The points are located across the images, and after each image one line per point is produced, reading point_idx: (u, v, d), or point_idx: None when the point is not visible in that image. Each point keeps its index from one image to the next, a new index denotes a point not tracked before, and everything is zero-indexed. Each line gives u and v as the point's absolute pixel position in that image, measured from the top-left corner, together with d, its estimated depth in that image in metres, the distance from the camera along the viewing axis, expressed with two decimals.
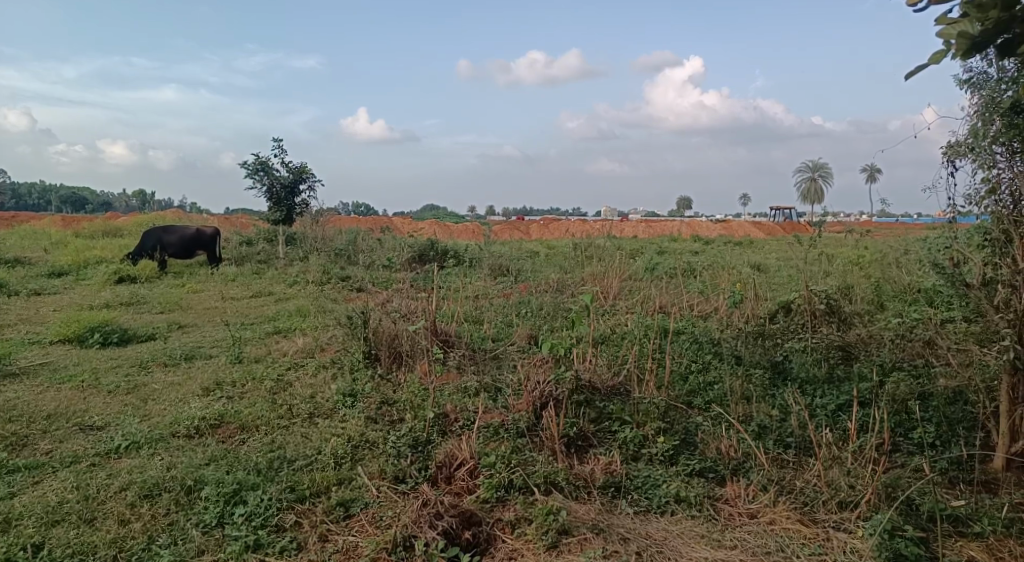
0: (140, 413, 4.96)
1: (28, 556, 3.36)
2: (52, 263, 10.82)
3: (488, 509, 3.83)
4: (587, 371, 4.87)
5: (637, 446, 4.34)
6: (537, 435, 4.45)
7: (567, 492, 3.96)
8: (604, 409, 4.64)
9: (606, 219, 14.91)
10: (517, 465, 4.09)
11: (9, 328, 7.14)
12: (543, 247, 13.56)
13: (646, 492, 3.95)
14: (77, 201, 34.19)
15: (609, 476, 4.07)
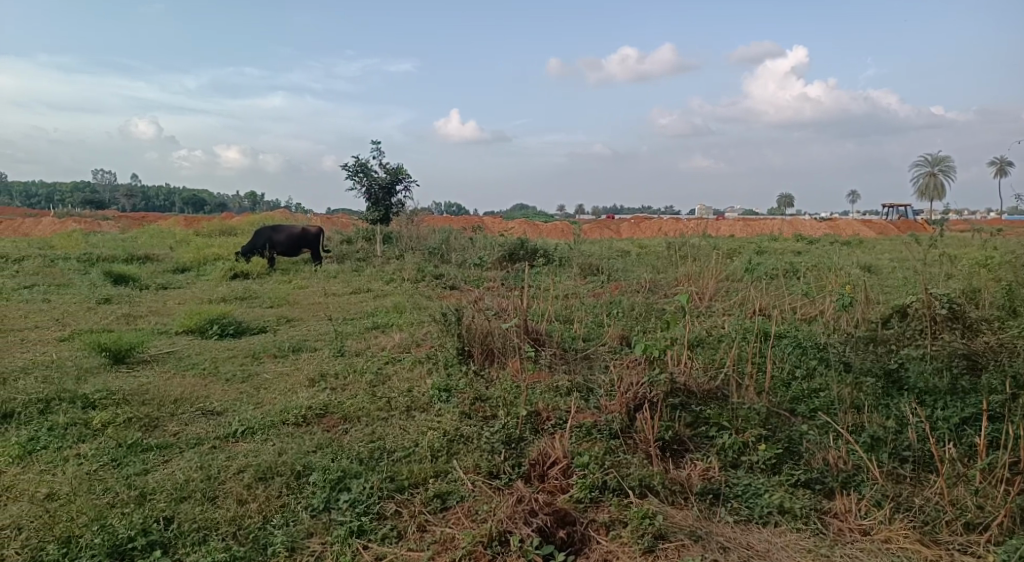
0: (254, 400, 5.26)
1: (160, 528, 3.63)
2: (175, 260, 11.61)
3: (582, 509, 3.84)
4: (683, 372, 4.78)
5: (737, 453, 4.23)
6: (631, 437, 4.42)
7: (663, 497, 3.91)
8: (701, 413, 4.54)
9: (704, 217, 14.52)
10: (611, 467, 4.08)
11: (140, 318, 7.72)
12: (636, 246, 13.38)
13: (747, 502, 3.85)
14: (195, 203, 36.55)
15: (707, 483, 3.99)
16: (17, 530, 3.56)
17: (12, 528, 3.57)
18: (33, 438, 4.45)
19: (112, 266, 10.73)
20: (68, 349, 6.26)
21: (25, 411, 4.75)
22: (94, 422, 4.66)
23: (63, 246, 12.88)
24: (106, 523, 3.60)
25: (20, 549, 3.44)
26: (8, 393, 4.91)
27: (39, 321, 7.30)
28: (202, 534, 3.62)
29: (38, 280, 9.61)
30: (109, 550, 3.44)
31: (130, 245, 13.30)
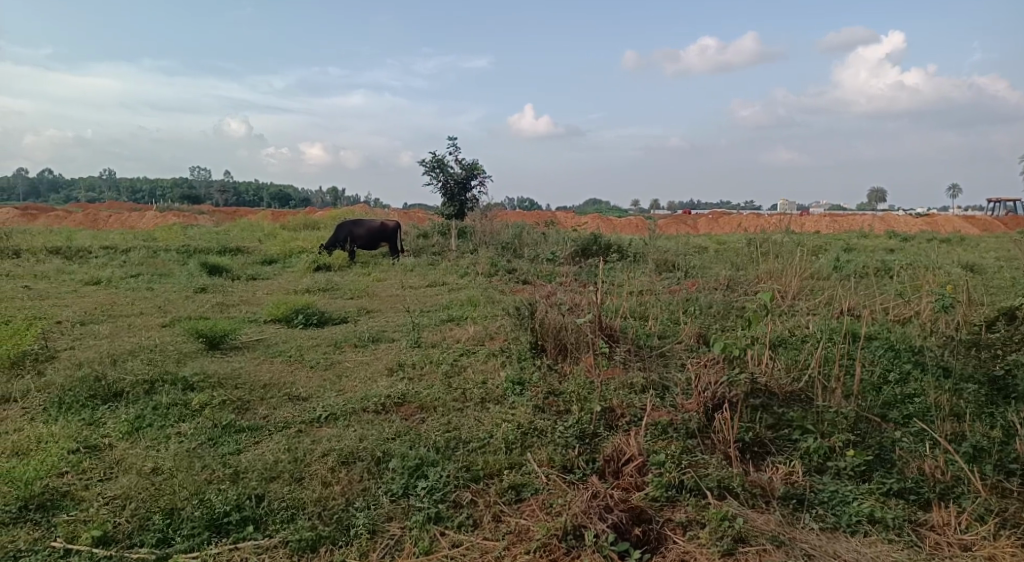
0: (337, 387, 5.45)
1: (253, 505, 3.81)
2: (263, 252, 12.11)
3: (658, 508, 3.80)
4: (764, 373, 4.67)
5: (822, 458, 4.11)
6: (708, 437, 4.33)
7: (743, 500, 3.83)
8: (784, 416, 4.42)
9: (789, 212, 14.05)
10: (688, 467, 4.03)
11: (231, 307, 8.10)
12: (714, 243, 13.08)
13: (834, 509, 3.74)
14: (280, 197, 37.94)
15: (790, 487, 3.89)
16: (127, 500, 3.80)
17: (122, 498, 3.82)
18: (139, 416, 4.74)
19: (207, 257, 11.28)
20: (169, 335, 6.63)
21: (132, 391, 5.06)
22: (192, 403, 4.93)
23: (163, 238, 13.63)
24: (204, 498, 3.81)
25: (129, 517, 3.68)
26: (117, 373, 5.24)
27: (142, 308, 7.75)
28: (290, 513, 3.78)
29: (141, 270, 10.20)
30: (208, 523, 3.66)
31: (222, 238, 13.94)
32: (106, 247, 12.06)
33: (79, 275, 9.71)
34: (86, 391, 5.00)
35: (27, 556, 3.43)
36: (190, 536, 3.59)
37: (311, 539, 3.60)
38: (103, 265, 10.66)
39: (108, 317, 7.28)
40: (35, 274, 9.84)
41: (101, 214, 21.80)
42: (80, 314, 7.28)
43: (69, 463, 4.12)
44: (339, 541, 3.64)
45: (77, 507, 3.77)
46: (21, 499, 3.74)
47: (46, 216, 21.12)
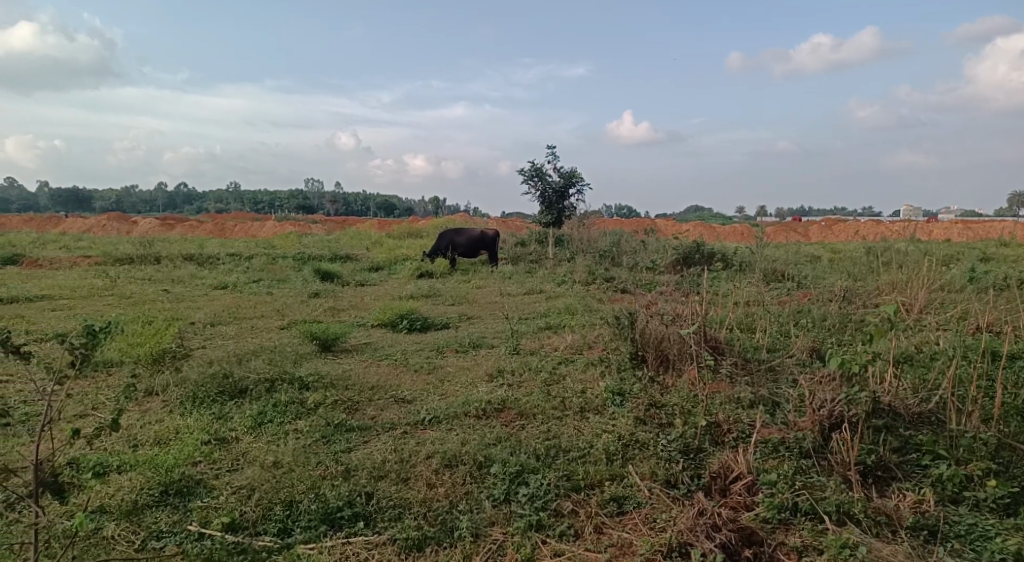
0: (440, 391, 5.59)
1: (363, 502, 3.96)
2: (370, 259, 12.60)
3: (769, 530, 3.67)
4: (889, 392, 4.45)
5: (957, 487, 3.87)
6: (824, 458, 4.17)
7: (866, 527, 3.65)
8: (911, 440, 4.20)
9: (914, 219, 13.23)
10: (802, 488, 3.88)
11: (342, 311, 8.47)
12: (829, 251, 12.46)
13: (972, 544, 3.51)
14: (386, 207, 39.26)
15: (920, 517, 3.68)
16: (251, 491, 4.04)
17: (247, 488, 4.06)
18: (261, 413, 5.03)
19: (319, 264, 11.85)
20: (286, 336, 7.02)
21: (255, 388, 5.38)
22: (308, 402, 5.19)
23: (280, 246, 14.41)
24: (319, 493, 4.00)
25: (254, 507, 3.90)
26: (242, 370, 5.58)
27: (263, 311, 8.23)
28: (397, 512, 3.91)
29: (261, 275, 10.83)
30: (322, 517, 3.84)
31: (333, 246, 14.60)
32: (231, 254, 12.88)
33: (208, 280, 10.42)
34: (216, 387, 5.36)
35: (168, 537, 3.70)
36: (307, 529, 3.78)
37: (417, 539, 3.71)
38: (229, 271, 11.40)
39: (233, 319, 7.77)
40: (170, 278, 10.64)
41: (229, 224, 23.32)
42: (210, 316, 7.81)
43: (202, 453, 4.43)
44: (444, 542, 3.73)
45: (208, 494, 4.03)
46: (161, 484, 4.06)
47: (180, 225, 22.85)
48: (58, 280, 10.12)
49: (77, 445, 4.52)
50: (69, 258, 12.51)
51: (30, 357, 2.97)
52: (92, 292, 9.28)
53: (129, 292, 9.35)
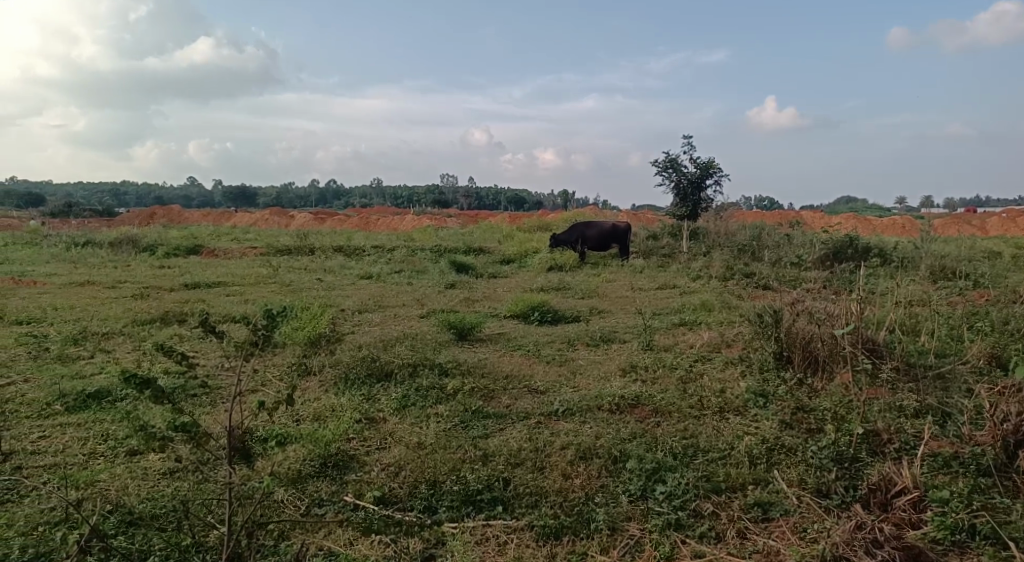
0: (573, 383, 5.61)
1: (500, 488, 4.05)
2: (501, 252, 12.82)
3: (940, 552, 3.38)
4: None
5: None
6: (1009, 477, 3.80)
7: None
8: None
9: None
10: (981, 509, 3.52)
11: (476, 302, 8.68)
12: (1009, 248, 11.28)
13: None
14: (517, 201, 39.75)
15: None
16: (399, 469, 4.23)
17: (395, 466, 4.26)
18: (405, 396, 5.26)
19: (455, 256, 12.20)
20: (426, 325, 7.29)
21: (400, 372, 5.63)
22: (447, 388, 5.38)
23: (418, 239, 14.98)
24: (460, 476, 4.14)
25: (400, 484, 4.08)
26: (388, 356, 5.87)
27: (404, 300, 8.57)
28: (534, 499, 3.96)
29: (401, 266, 11.31)
30: (463, 498, 3.97)
31: (467, 238, 14.98)
32: (375, 246, 13.53)
33: (354, 270, 11.01)
34: (364, 370, 5.65)
35: (328, 506, 3.94)
36: (450, 509, 3.91)
37: (554, 527, 3.74)
38: (372, 261, 11.99)
39: (378, 307, 8.15)
40: (323, 268, 11.33)
41: (372, 218, 24.52)
42: (358, 303, 8.26)
43: (354, 431, 4.70)
44: (581, 533, 3.73)
45: (361, 469, 4.27)
46: (320, 456, 4.33)
47: (329, 219, 24.33)
48: (228, 269, 11.06)
49: (250, 415, 4.91)
50: (238, 249, 13.64)
51: (224, 335, 3.23)
52: (258, 279, 10.06)
53: (288, 280, 10.04)
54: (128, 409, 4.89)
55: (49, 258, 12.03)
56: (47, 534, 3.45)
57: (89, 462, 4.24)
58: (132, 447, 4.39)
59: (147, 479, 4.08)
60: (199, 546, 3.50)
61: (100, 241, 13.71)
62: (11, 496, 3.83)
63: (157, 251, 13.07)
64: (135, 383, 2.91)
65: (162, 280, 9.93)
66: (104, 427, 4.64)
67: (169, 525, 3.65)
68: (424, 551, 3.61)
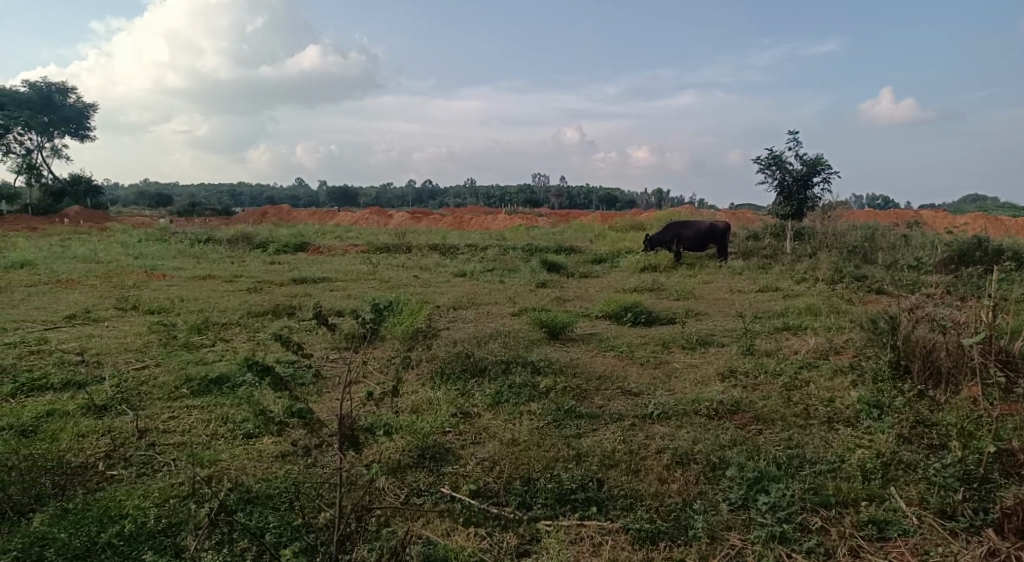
0: (668, 386, 5.48)
1: (594, 488, 4.00)
2: (593, 252, 12.71)
3: None
4: None
5: None
6: None
7: None
8: None
9: None
10: None
11: (568, 301, 8.63)
12: None
13: None
14: (611, 200, 39.34)
15: None
16: (494, 463, 4.24)
17: (490, 461, 4.27)
18: (498, 392, 5.28)
19: (548, 255, 12.20)
20: (518, 323, 7.30)
21: (493, 368, 5.67)
22: (540, 386, 5.36)
23: (511, 238, 15.08)
24: (554, 474, 4.11)
25: (495, 479, 4.09)
26: (482, 352, 5.91)
27: (497, 298, 8.62)
28: (629, 501, 3.89)
29: (494, 264, 11.40)
30: (556, 496, 3.94)
31: (559, 237, 14.96)
32: (468, 245, 13.70)
33: (448, 268, 11.19)
34: (459, 365, 5.70)
35: (426, 495, 3.99)
36: (545, 506, 3.89)
37: (650, 531, 3.65)
38: (466, 260, 12.14)
39: (472, 305, 8.23)
40: (419, 265, 11.57)
41: (465, 217, 24.90)
42: (452, 300, 8.37)
43: (450, 424, 4.77)
44: (678, 539, 3.62)
45: (456, 462, 4.30)
46: (418, 448, 4.39)
47: (425, 218, 24.83)
48: (332, 265, 11.47)
49: (354, 405, 5.05)
50: (341, 246, 14.15)
51: (338, 326, 3.34)
52: (359, 276, 10.37)
53: (387, 276, 10.30)
54: (245, 395, 5.13)
55: (173, 253, 12.86)
56: (178, 507, 3.64)
57: (212, 442, 4.47)
58: (249, 431, 4.61)
59: (262, 460, 4.26)
60: (308, 527, 3.62)
61: (219, 237, 14.54)
62: (145, 470, 4.07)
63: (269, 247, 13.74)
64: (257, 369, 3.05)
65: (271, 275, 10.42)
66: (225, 411, 4.89)
67: (282, 506, 3.81)
68: (519, 546, 3.60)
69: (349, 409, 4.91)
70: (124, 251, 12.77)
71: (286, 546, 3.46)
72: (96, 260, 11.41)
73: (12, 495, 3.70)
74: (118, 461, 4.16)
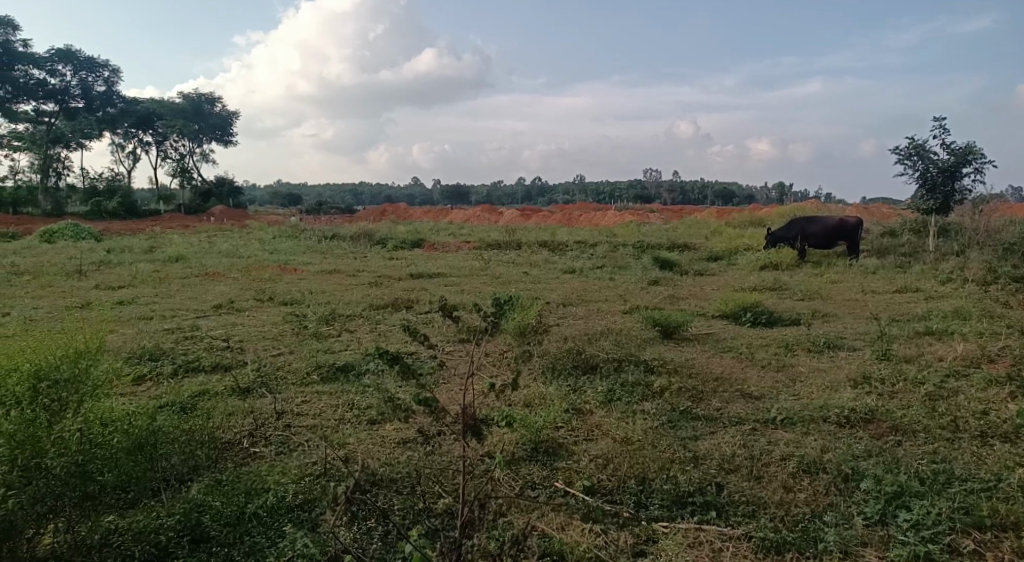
0: (792, 391, 5.19)
1: (712, 494, 3.85)
2: (709, 249, 12.30)
3: None
4: None
5: None
6: None
7: None
8: None
9: None
10: None
11: (682, 300, 8.38)
12: None
13: None
14: (728, 196, 38.03)
15: None
16: (607, 460, 4.16)
17: (603, 458, 4.19)
18: (610, 390, 5.19)
19: (660, 252, 11.91)
20: (630, 321, 7.15)
21: (605, 366, 5.58)
22: (653, 386, 5.22)
23: (621, 235, 14.85)
24: (671, 475, 3.98)
25: (609, 477, 4.00)
26: (594, 350, 5.83)
27: (608, 296, 8.49)
28: (752, 509, 3.71)
29: (604, 261, 11.25)
30: (672, 499, 3.82)
31: (672, 234, 14.59)
32: (578, 241, 13.60)
33: (558, 264, 11.14)
34: (571, 362, 5.65)
35: (540, 489, 3.96)
36: (662, 507, 3.77)
37: (775, 541, 3.46)
38: (576, 256, 12.06)
39: (582, 302, 8.13)
40: (529, 262, 11.59)
41: (576, 213, 24.77)
42: (562, 297, 8.31)
43: (562, 419, 4.72)
44: (806, 552, 3.41)
45: (570, 458, 4.25)
46: (531, 441, 4.38)
47: (535, 215, 24.89)
48: (447, 261, 11.70)
49: (470, 398, 5.11)
50: (454, 242, 14.42)
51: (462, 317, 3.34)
52: (472, 271, 10.51)
53: (499, 273, 10.38)
54: (369, 384, 5.31)
55: (303, 249, 13.55)
56: (312, 484, 3.80)
57: (340, 425, 4.65)
58: (372, 417, 4.77)
59: (385, 445, 4.38)
60: (428, 511, 3.67)
61: (343, 234, 15.17)
62: (283, 449, 4.28)
63: (387, 244, 14.19)
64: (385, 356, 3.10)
65: (390, 270, 10.75)
66: (351, 397, 5.08)
67: (404, 489, 3.90)
68: (635, 546, 3.49)
69: (466, 400, 4.96)
70: (260, 247, 13.59)
71: (409, 528, 3.53)
72: (236, 255, 12.21)
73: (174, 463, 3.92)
74: (259, 439, 4.42)
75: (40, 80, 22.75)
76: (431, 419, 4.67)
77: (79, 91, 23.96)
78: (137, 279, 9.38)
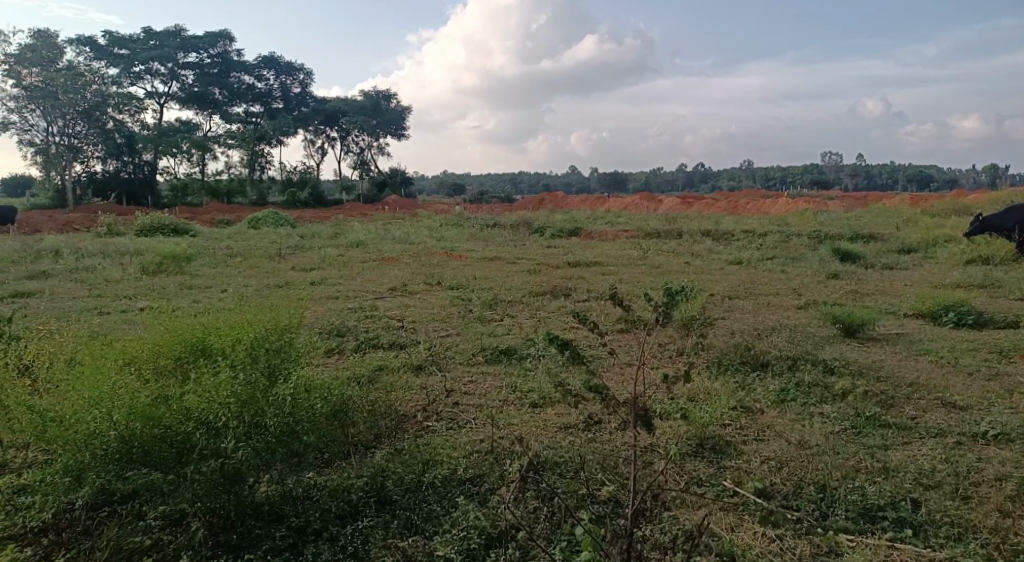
0: (1008, 403, 4.55)
1: (908, 509, 3.44)
2: (902, 240, 11.17)
3: None
4: None
5: None
6: None
7: None
8: None
9: None
10: None
11: (868, 296, 7.66)
12: None
13: None
14: (923, 181, 34.52)
15: None
16: (781, 464, 3.86)
17: (777, 461, 3.89)
18: (784, 390, 4.83)
19: (841, 243, 11.01)
20: (806, 317, 6.64)
21: (778, 364, 5.21)
22: (835, 388, 4.80)
23: (796, 224, 13.91)
24: (859, 485, 3.62)
25: (785, 481, 3.70)
26: (764, 346, 5.46)
27: (780, 289, 7.94)
28: (957, 531, 3.27)
29: (776, 252, 10.58)
30: (859, 510, 3.46)
31: (855, 224, 13.43)
32: (746, 231, 12.90)
33: (724, 255, 10.63)
34: (739, 357, 5.33)
35: (707, 486, 3.73)
36: (847, 518, 3.42)
37: None
38: (743, 246, 11.46)
39: (751, 295, 7.67)
40: (693, 252, 11.15)
41: (742, 201, 23.55)
42: (730, 289, 7.89)
43: (730, 417, 4.44)
44: None
45: (739, 457, 3.98)
46: (697, 436, 4.15)
47: (700, 202, 23.96)
48: (607, 250, 11.55)
49: (633, 388, 4.95)
50: (614, 231, 14.20)
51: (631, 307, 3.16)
52: (632, 260, 10.28)
53: (660, 262, 10.08)
54: (531, 368, 5.32)
55: (468, 236, 13.97)
56: (482, 460, 3.84)
57: (504, 406, 4.68)
58: (534, 401, 4.75)
59: (547, 429, 4.34)
60: (592, 498, 3.59)
61: (506, 221, 15.45)
62: (453, 424, 4.38)
63: (547, 232, 14.25)
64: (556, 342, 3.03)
65: (550, 258, 10.79)
66: (514, 380, 5.11)
67: (568, 473, 3.82)
68: (815, 555, 3.19)
69: (629, 391, 4.81)
70: (430, 234, 14.17)
71: (576, 513, 3.45)
72: (409, 241, 12.83)
73: (360, 431, 4.11)
74: (432, 413, 4.54)
75: (250, 85, 25.44)
76: (595, 407, 4.56)
77: (280, 93, 26.31)
78: (323, 262, 10.09)
